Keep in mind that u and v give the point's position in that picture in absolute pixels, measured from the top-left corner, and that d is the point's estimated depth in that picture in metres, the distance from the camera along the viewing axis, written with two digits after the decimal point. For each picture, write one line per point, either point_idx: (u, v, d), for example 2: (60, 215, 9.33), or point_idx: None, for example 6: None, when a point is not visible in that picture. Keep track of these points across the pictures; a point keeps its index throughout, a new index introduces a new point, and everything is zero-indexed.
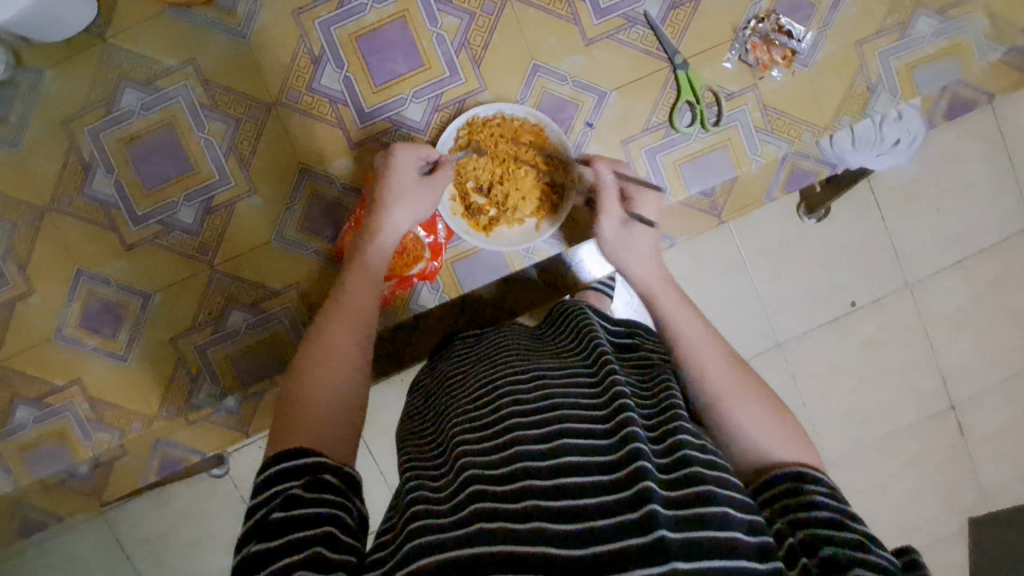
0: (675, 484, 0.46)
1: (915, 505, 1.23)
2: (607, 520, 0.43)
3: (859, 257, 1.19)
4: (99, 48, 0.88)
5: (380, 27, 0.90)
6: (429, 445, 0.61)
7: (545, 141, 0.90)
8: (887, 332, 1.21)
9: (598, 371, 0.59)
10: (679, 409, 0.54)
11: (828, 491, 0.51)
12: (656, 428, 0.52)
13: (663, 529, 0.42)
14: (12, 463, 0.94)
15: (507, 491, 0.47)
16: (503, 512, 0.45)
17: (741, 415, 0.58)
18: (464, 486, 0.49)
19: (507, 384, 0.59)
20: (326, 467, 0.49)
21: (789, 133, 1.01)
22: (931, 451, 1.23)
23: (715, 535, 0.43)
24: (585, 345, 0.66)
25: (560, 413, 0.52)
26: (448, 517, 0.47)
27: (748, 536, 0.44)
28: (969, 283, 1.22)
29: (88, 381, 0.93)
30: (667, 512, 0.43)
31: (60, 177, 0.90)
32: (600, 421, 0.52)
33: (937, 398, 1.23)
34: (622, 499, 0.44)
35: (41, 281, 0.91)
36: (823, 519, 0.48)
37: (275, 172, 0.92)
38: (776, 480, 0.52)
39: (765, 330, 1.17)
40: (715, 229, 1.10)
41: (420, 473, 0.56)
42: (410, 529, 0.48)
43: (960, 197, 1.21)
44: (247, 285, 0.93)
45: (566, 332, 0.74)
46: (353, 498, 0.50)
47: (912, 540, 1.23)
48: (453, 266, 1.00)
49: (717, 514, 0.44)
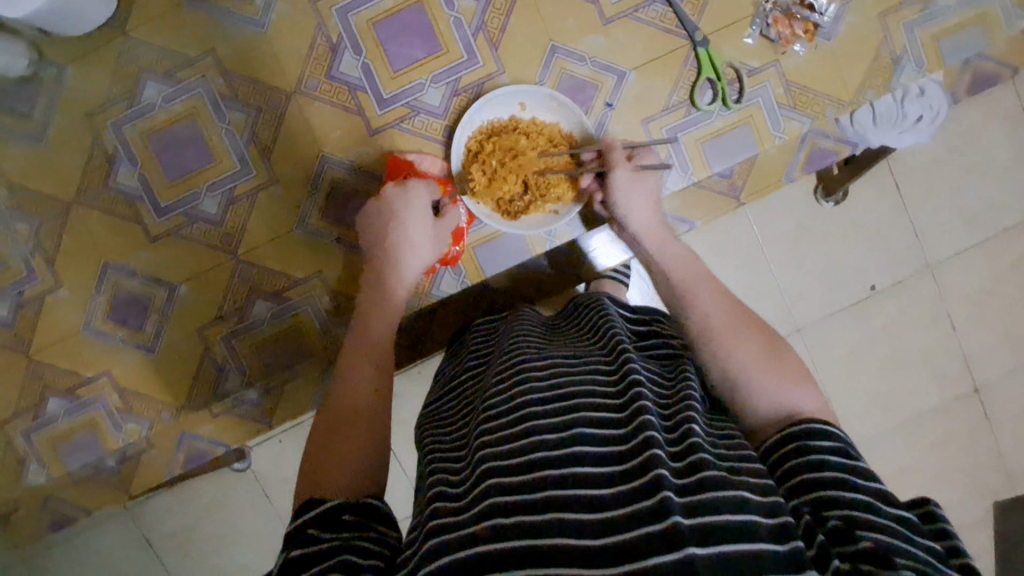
0: (688, 471, 0.46)
1: (942, 491, 1.21)
2: (621, 510, 0.43)
3: (879, 238, 1.18)
4: (120, 42, 0.89)
5: (397, 13, 0.90)
6: (445, 438, 0.61)
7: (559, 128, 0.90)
8: (909, 313, 1.19)
9: (613, 359, 0.60)
10: (690, 398, 0.54)
11: (840, 446, 0.49)
12: (672, 415, 0.52)
13: (676, 515, 0.42)
14: (44, 455, 0.95)
15: (522, 480, 0.47)
16: (519, 505, 0.45)
17: (733, 347, 0.59)
18: (481, 478, 0.49)
19: (519, 371, 0.60)
20: (343, 506, 0.50)
21: (812, 108, 1.00)
22: (956, 434, 1.21)
23: (730, 518, 0.42)
24: (600, 335, 0.66)
25: (574, 401, 0.53)
26: (466, 511, 0.47)
27: (764, 520, 0.43)
28: (993, 261, 1.20)
29: (117, 373, 0.94)
30: (679, 498, 0.43)
31: (84, 171, 0.90)
32: (614, 410, 0.52)
33: (962, 379, 1.21)
34: (635, 488, 0.44)
35: (69, 274, 0.92)
36: (833, 481, 0.47)
37: (294, 161, 0.92)
38: (787, 434, 0.51)
39: (785, 313, 1.16)
40: (731, 212, 1.11)
41: (438, 467, 0.56)
42: (429, 526, 0.48)
43: (982, 173, 1.19)
44: (270, 276, 0.94)
45: (582, 321, 0.74)
46: (380, 529, 0.50)
47: None
48: (474, 251, 0.98)
49: (732, 498, 0.44)
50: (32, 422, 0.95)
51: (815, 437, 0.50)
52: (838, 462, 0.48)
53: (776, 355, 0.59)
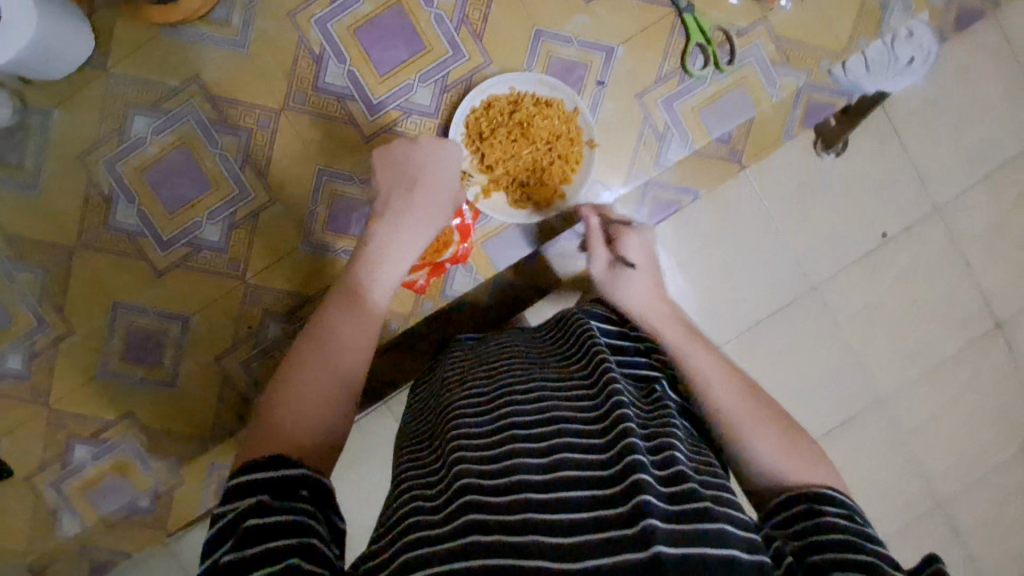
0: (673, 498, 0.44)
1: (972, 430, 1.22)
2: (603, 535, 0.42)
3: (887, 185, 1.17)
4: (102, 79, 0.88)
5: (376, 17, 0.89)
6: (418, 453, 0.59)
7: (520, 98, 0.88)
8: (921, 260, 1.19)
9: (596, 376, 0.58)
10: (672, 427, 0.53)
11: (847, 512, 0.50)
12: (655, 437, 0.51)
13: (660, 543, 0.40)
14: (76, 502, 0.95)
15: (498, 503, 0.45)
16: (492, 526, 0.43)
17: (759, 446, 0.56)
18: (457, 494, 0.47)
19: (505, 394, 0.58)
20: (302, 480, 0.47)
21: (805, 63, 0.98)
22: (981, 374, 1.21)
23: (714, 552, 0.41)
24: (583, 348, 0.65)
25: (558, 423, 0.51)
26: (440, 530, 0.45)
27: (749, 555, 0.42)
28: (998, 196, 1.20)
29: (139, 412, 0.94)
30: (664, 525, 0.41)
31: (83, 214, 0.89)
32: (597, 432, 0.50)
33: (982, 317, 1.21)
34: (617, 514, 0.42)
35: (78, 319, 0.91)
36: (830, 539, 0.47)
37: (293, 179, 0.91)
38: (792, 497, 0.52)
39: (798, 273, 1.16)
40: (734, 180, 1.11)
41: (414, 483, 0.53)
42: (404, 543, 0.46)
43: (979, 110, 1.18)
44: (281, 296, 0.93)
45: (564, 332, 0.72)
46: (329, 515, 0.47)
47: (974, 465, 1.22)
48: (482, 246, 0.95)
49: (719, 530, 0.42)
50: (60, 471, 0.94)
51: (824, 501, 0.51)
52: (844, 524, 0.48)
53: (797, 440, 0.57)
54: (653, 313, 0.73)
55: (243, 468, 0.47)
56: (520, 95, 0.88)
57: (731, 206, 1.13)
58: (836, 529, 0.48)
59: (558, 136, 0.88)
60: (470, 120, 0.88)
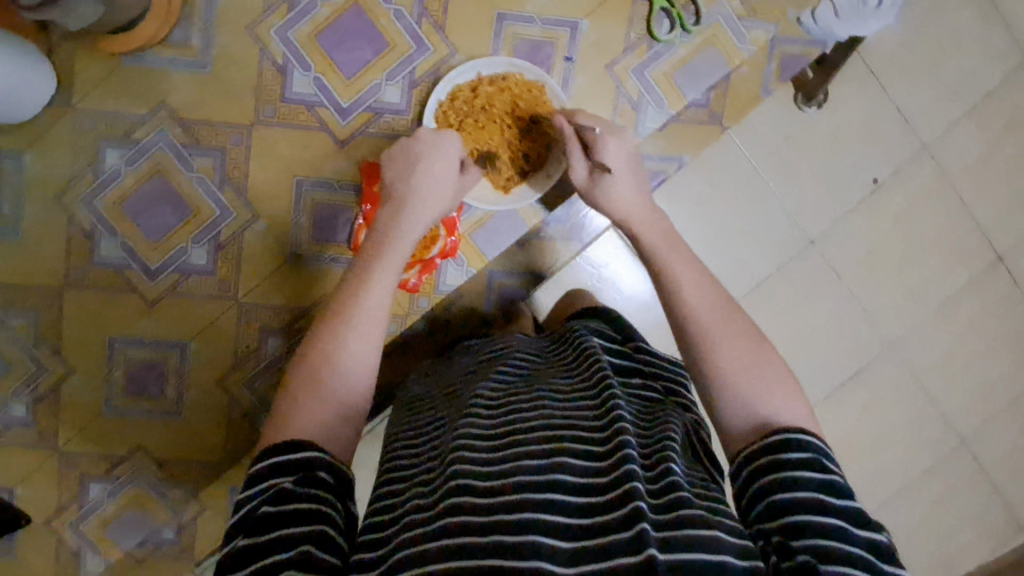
0: (665, 507, 0.46)
1: (981, 359, 1.25)
2: (598, 541, 0.44)
3: (874, 132, 1.21)
4: (69, 117, 0.87)
5: (336, 20, 0.88)
6: (406, 442, 0.60)
7: (484, 82, 0.87)
8: (914, 201, 1.22)
9: (597, 386, 0.60)
10: (670, 432, 0.55)
11: (812, 460, 0.50)
12: (648, 444, 0.53)
13: (653, 548, 0.42)
14: (97, 540, 0.96)
15: (496, 501, 0.46)
16: (490, 524, 0.45)
17: (721, 363, 0.58)
18: (449, 490, 0.48)
19: (507, 398, 0.59)
20: (321, 463, 0.50)
21: (772, 14, 0.96)
22: (985, 304, 1.24)
23: (704, 556, 0.43)
24: (583, 359, 0.66)
25: (560, 426, 0.53)
26: (434, 526, 0.46)
27: (738, 560, 0.44)
28: (980, 127, 1.22)
29: (148, 445, 0.94)
30: (655, 532, 0.44)
31: (68, 253, 0.89)
32: (596, 439, 0.52)
33: (978, 250, 1.23)
34: (613, 522, 0.45)
35: (77, 358, 0.91)
36: (798, 502, 0.47)
37: (272, 194, 0.90)
38: (758, 449, 0.52)
39: (796, 229, 1.20)
40: (722, 140, 1.17)
41: (404, 478, 0.54)
42: (395, 543, 0.47)
43: (948, 48, 1.20)
44: (276, 312, 0.92)
45: (563, 344, 0.73)
46: (348, 501, 0.51)
47: (984, 395, 1.26)
48: (471, 237, 0.94)
49: (709, 535, 0.44)
50: (78, 512, 0.95)
51: (790, 451, 0.50)
52: (812, 478, 0.48)
53: (762, 364, 0.58)
54: (637, 217, 0.73)
55: (263, 453, 0.50)
56: (483, 79, 0.87)
57: (721, 165, 1.18)
58: (805, 486, 0.48)
59: (530, 113, 0.87)
60: (439, 113, 0.87)
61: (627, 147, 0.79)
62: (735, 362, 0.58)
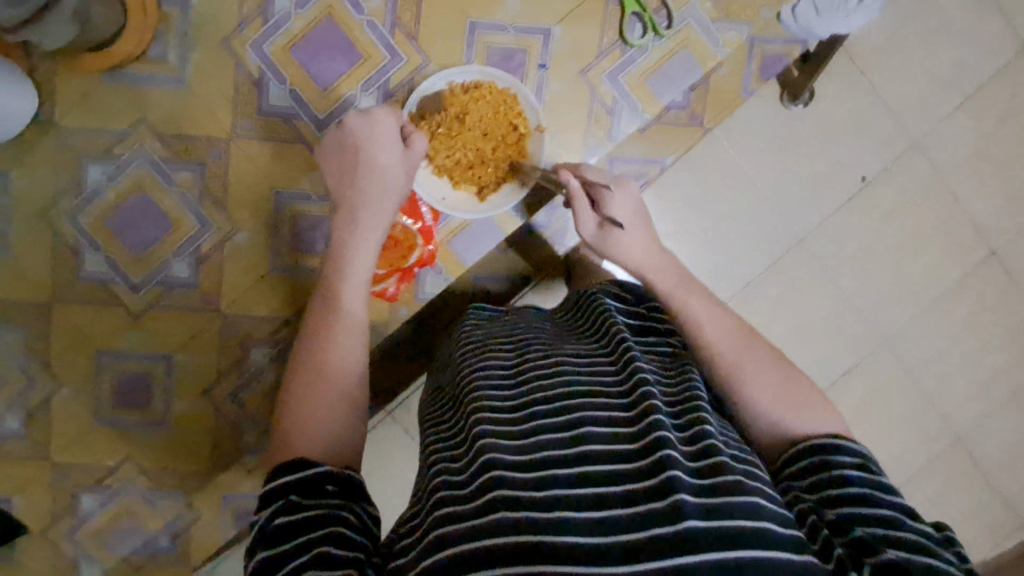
0: (699, 474, 0.53)
1: (954, 345, 1.36)
2: (638, 509, 0.50)
3: (864, 134, 1.32)
4: (51, 135, 0.88)
5: (310, 32, 0.89)
6: (449, 421, 0.68)
7: (455, 91, 0.88)
8: (906, 194, 1.34)
9: (620, 360, 0.67)
10: (696, 401, 0.62)
11: (858, 462, 0.61)
12: (680, 414, 0.61)
13: (691, 517, 0.48)
14: (92, 548, 1.00)
15: (534, 476, 0.53)
16: (525, 501, 0.51)
17: (748, 384, 0.69)
18: (487, 464, 0.55)
19: (535, 373, 0.67)
20: (328, 476, 0.59)
21: (745, 14, 0.94)
22: (954, 292, 1.35)
23: (740, 521, 0.49)
24: (606, 332, 0.74)
25: (588, 401, 0.60)
26: (475, 500, 0.53)
27: (777, 523, 0.51)
28: (951, 129, 1.34)
29: (139, 456, 0.95)
30: (693, 500, 0.50)
31: (53, 269, 0.90)
32: (622, 410, 0.60)
33: (951, 243, 1.35)
34: (646, 489, 0.51)
35: (65, 371, 0.91)
36: (850, 495, 0.58)
37: (251, 206, 0.91)
38: (805, 449, 0.63)
39: (788, 229, 1.32)
40: (705, 140, 1.29)
41: (445, 455, 0.62)
42: (435, 515, 0.55)
43: (920, 53, 1.32)
44: (257, 324, 0.93)
45: (589, 317, 0.81)
46: (359, 501, 0.59)
47: (955, 380, 1.37)
48: (448, 245, 0.93)
49: (744, 500, 0.51)
50: (75, 522, 0.98)
51: (838, 456, 0.61)
52: (859, 477, 0.59)
53: (791, 376, 0.70)
54: (650, 266, 0.82)
55: (273, 473, 0.59)
56: (454, 88, 0.89)
57: (709, 163, 1.30)
58: (856, 482, 0.59)
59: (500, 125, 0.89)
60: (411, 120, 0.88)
61: (630, 195, 0.87)
62: (765, 381, 0.69)
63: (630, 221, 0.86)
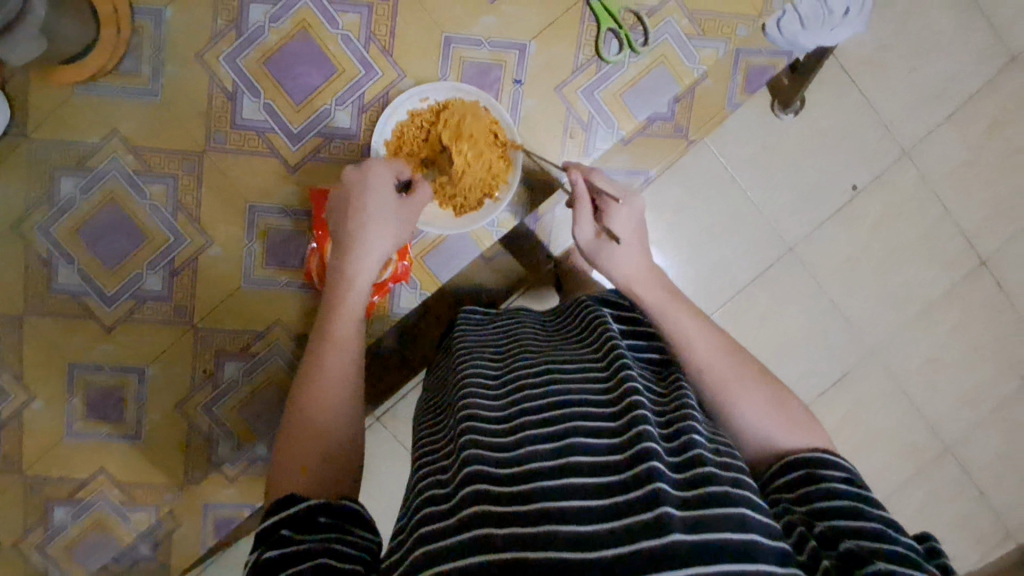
0: (686, 485, 0.53)
1: (937, 359, 1.36)
2: (623, 522, 0.49)
3: (853, 146, 1.32)
4: (23, 147, 0.86)
5: (284, 45, 0.89)
6: (436, 435, 0.68)
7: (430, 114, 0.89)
8: (893, 205, 1.33)
9: (609, 366, 0.67)
10: (687, 410, 0.62)
11: (846, 476, 0.61)
12: (667, 423, 0.60)
13: (675, 531, 0.48)
14: (63, 561, 0.96)
15: (515, 490, 0.53)
16: (507, 517, 0.51)
17: (740, 404, 0.68)
18: (469, 478, 0.55)
19: (522, 381, 0.67)
20: (321, 509, 0.58)
21: (721, 31, 0.93)
22: (941, 305, 1.35)
23: (730, 535, 0.48)
24: (596, 336, 0.74)
25: (575, 411, 0.60)
26: (456, 516, 0.53)
27: (765, 538, 0.50)
28: (939, 140, 1.33)
29: (112, 469, 0.95)
30: (678, 513, 0.49)
31: (24, 281, 0.89)
32: (611, 420, 0.59)
33: (939, 255, 1.34)
34: (632, 502, 0.51)
35: (37, 383, 0.91)
36: (837, 508, 0.58)
37: (225, 220, 0.91)
38: (796, 462, 0.63)
39: (774, 237, 1.31)
40: (694, 152, 1.28)
41: (430, 470, 0.62)
42: (417, 535, 0.54)
43: (910, 65, 1.31)
44: (231, 337, 0.94)
45: (579, 318, 0.81)
46: (356, 532, 0.58)
47: (940, 393, 1.36)
48: (424, 261, 0.96)
49: (734, 513, 0.50)
50: (45, 534, 0.94)
51: (826, 469, 0.61)
52: (848, 491, 0.59)
53: (778, 399, 0.69)
54: (639, 281, 0.80)
55: (268, 510, 0.58)
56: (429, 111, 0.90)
57: (696, 171, 1.29)
58: (844, 495, 0.59)
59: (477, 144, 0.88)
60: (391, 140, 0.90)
61: (633, 212, 0.85)
62: (753, 402, 0.68)
63: (630, 240, 0.84)
